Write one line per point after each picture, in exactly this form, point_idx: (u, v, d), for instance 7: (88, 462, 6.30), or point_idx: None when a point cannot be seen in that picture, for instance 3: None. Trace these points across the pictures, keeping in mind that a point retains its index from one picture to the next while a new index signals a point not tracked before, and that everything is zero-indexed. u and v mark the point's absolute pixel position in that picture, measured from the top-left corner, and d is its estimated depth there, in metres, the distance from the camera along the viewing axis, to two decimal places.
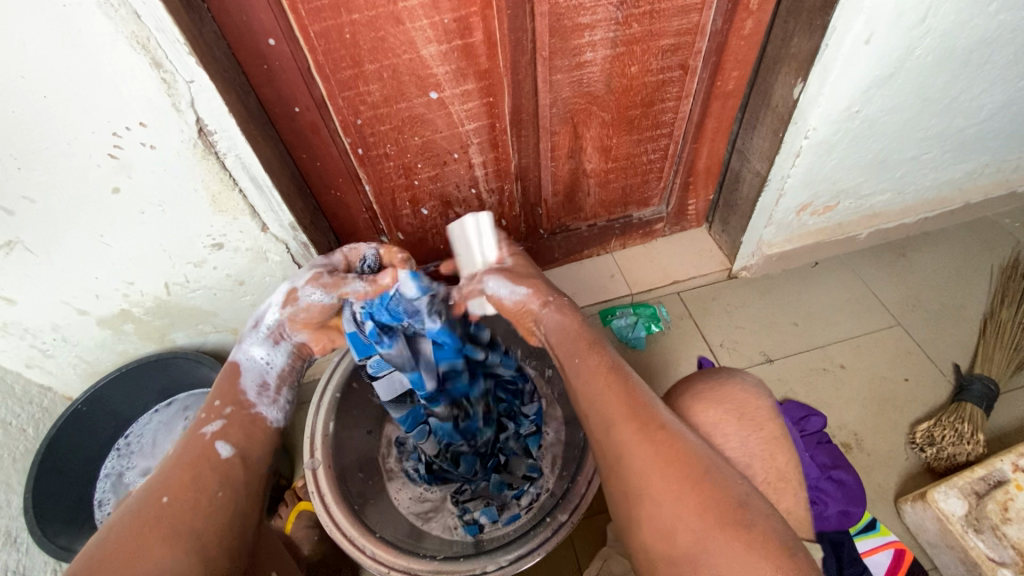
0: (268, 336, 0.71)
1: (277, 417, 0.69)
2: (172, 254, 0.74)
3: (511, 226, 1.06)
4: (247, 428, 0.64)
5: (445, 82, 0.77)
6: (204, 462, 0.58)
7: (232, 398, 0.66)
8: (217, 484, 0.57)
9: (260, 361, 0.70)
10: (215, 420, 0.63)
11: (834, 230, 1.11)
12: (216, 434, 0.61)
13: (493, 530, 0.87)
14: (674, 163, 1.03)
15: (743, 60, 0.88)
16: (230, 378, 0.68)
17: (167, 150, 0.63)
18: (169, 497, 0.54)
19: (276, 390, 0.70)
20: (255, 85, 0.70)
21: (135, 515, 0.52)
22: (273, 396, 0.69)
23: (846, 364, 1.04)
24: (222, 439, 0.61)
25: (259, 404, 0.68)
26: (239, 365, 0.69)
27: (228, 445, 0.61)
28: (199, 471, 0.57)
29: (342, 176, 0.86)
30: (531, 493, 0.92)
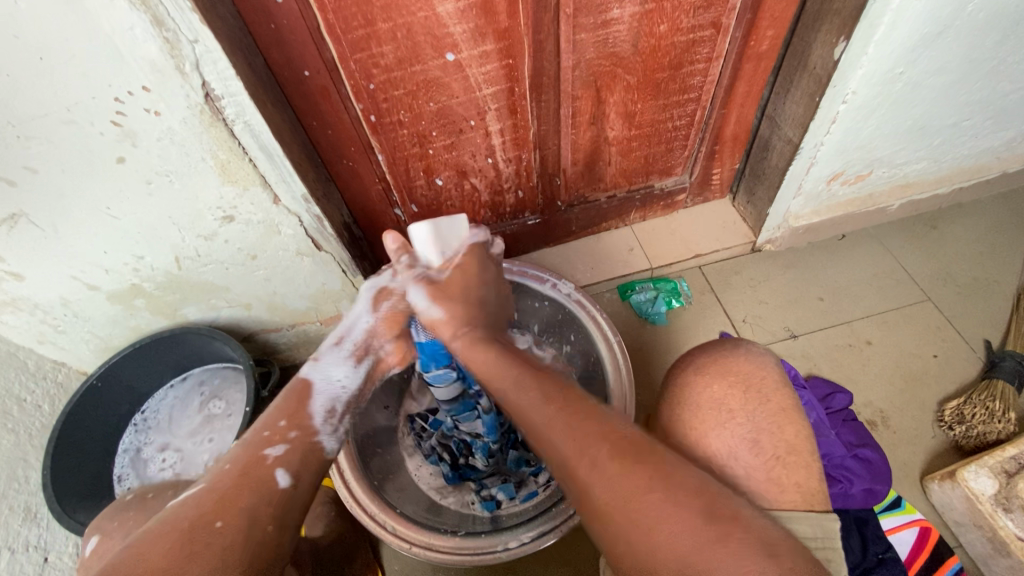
0: (348, 354, 0.73)
1: (333, 448, 0.66)
2: (182, 227, 0.71)
3: (529, 197, 1.03)
4: (304, 454, 0.61)
5: (462, 42, 0.72)
6: (259, 491, 0.54)
7: (296, 420, 0.64)
8: (268, 516, 0.53)
9: (336, 383, 0.71)
10: (278, 444, 0.60)
11: (865, 201, 1.07)
12: (278, 459, 0.58)
13: (512, 506, 0.86)
14: (700, 130, 0.98)
15: (779, 17, 0.82)
16: (298, 399, 0.66)
17: (172, 117, 0.59)
18: (221, 522, 0.51)
19: (341, 417, 0.69)
20: (263, 46, 0.66)
21: (180, 534, 0.50)
22: (336, 425, 0.68)
23: (873, 340, 1.01)
24: (282, 465, 0.57)
25: (321, 432, 0.65)
26: (311, 384, 0.69)
27: (287, 473, 0.57)
28: (250, 495, 0.53)
29: (354, 144, 0.82)
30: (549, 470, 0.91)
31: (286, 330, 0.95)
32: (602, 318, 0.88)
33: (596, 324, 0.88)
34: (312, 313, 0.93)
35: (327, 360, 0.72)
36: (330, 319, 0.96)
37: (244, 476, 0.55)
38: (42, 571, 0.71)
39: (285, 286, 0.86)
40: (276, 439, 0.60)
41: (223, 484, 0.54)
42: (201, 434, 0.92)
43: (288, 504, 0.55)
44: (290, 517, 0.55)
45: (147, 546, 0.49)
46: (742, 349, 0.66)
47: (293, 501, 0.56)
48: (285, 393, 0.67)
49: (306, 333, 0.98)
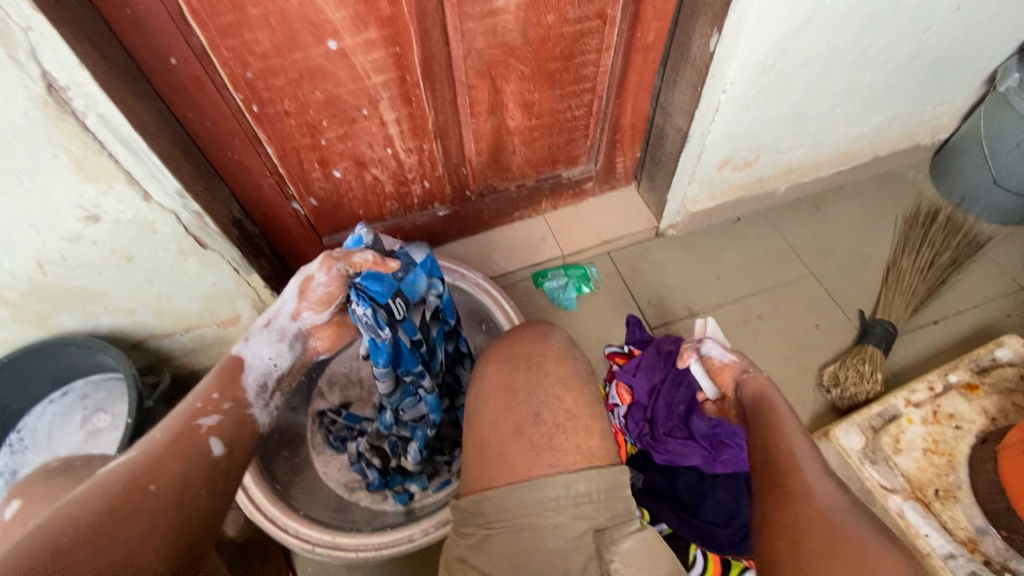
0: (277, 337, 0.66)
1: (265, 422, 0.63)
2: (39, 228, 0.66)
3: (436, 188, 1.02)
4: (238, 429, 0.57)
5: (343, 30, 0.71)
6: (192, 454, 0.52)
7: (229, 390, 0.60)
8: (204, 482, 0.51)
9: (265, 360, 0.64)
10: (212, 414, 0.56)
11: (756, 185, 1.14)
12: (212, 429, 0.55)
13: (424, 497, 0.87)
14: (600, 120, 1.01)
15: (661, 10, 0.85)
16: (231, 371, 0.61)
17: (9, 109, 0.54)
18: (155, 486, 0.48)
19: (273, 394, 0.65)
20: (117, 32, 0.61)
21: (115, 502, 0.45)
22: (269, 399, 0.64)
23: (764, 314, 1.08)
24: (216, 435, 0.54)
25: (252, 406, 0.61)
26: (243, 360, 0.63)
27: (220, 443, 0.54)
28: (187, 462, 0.51)
29: (238, 136, 0.78)
30: (462, 458, 0.91)
31: (180, 335, 0.90)
32: (508, 306, 0.89)
33: (501, 310, 0.90)
34: (207, 315, 0.89)
35: (255, 341, 0.64)
36: (228, 321, 0.92)
37: (174, 443, 0.51)
38: None
39: (171, 288, 0.81)
40: (209, 408, 0.56)
41: (155, 448, 0.51)
42: (82, 452, 0.85)
43: (227, 469, 0.54)
44: (226, 480, 0.53)
45: (73, 514, 0.44)
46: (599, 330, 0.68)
47: (234, 463, 0.55)
48: (214, 367, 0.62)
49: (203, 337, 0.93)
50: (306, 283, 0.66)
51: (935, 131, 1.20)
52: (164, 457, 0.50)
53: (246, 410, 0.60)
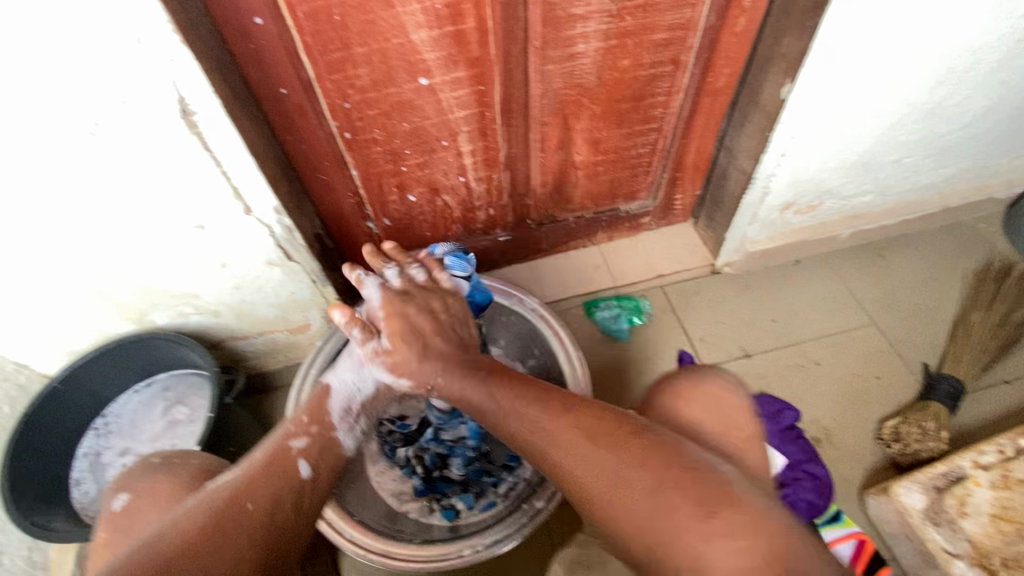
0: (360, 358, 0.69)
1: (349, 446, 0.65)
2: (152, 233, 0.73)
3: (499, 215, 1.06)
4: (323, 453, 0.61)
5: (435, 68, 0.76)
6: (283, 477, 0.56)
7: (317, 415, 0.63)
8: (291, 501, 0.56)
9: (351, 385, 0.67)
10: (300, 436, 0.60)
11: (817, 230, 1.13)
12: (301, 451, 0.59)
13: (469, 516, 0.88)
14: (663, 157, 1.04)
15: (734, 58, 0.88)
16: (319, 396, 0.65)
17: (147, 129, 0.61)
18: (250, 505, 0.53)
19: (357, 418, 0.67)
20: (240, 64, 0.68)
21: (217, 513, 0.51)
22: (353, 423, 0.66)
23: (821, 361, 1.07)
24: (304, 458, 0.59)
25: (337, 429, 0.64)
26: (329, 388, 0.66)
27: (308, 466, 0.59)
28: (280, 486, 0.55)
29: (328, 159, 0.84)
30: (509, 482, 0.90)
31: (254, 337, 0.96)
32: (564, 334, 0.92)
33: (558, 338, 0.92)
34: (281, 321, 0.95)
35: (340, 365, 0.69)
36: (299, 328, 0.98)
37: (272, 461, 0.57)
38: None
39: (255, 294, 0.87)
40: (298, 430, 0.61)
41: (255, 464, 0.57)
42: (161, 441, 0.92)
43: (312, 488, 0.58)
44: (309, 505, 0.57)
45: (181, 521, 0.50)
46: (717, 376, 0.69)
47: (318, 482, 0.59)
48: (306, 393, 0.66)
49: (273, 341, 0.99)
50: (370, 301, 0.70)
51: (1010, 185, 1.17)
52: (262, 473, 0.56)
53: (330, 433, 0.63)
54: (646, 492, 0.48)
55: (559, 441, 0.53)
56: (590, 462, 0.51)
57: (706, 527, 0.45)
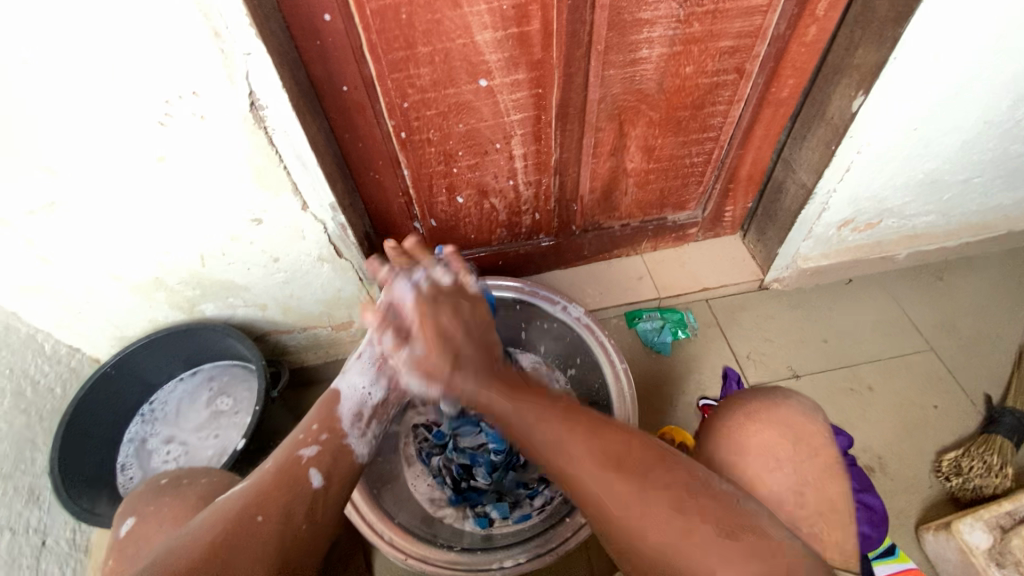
0: (370, 364, 0.71)
1: (362, 452, 0.64)
2: (211, 224, 0.73)
3: (544, 220, 1.05)
4: (337, 456, 0.60)
5: (496, 70, 0.75)
6: (296, 488, 0.54)
7: (328, 424, 0.63)
8: (303, 514, 0.52)
9: (360, 390, 0.69)
10: (311, 444, 0.59)
11: (873, 249, 1.09)
12: (311, 460, 0.57)
13: (503, 526, 0.86)
14: (716, 168, 1.01)
15: (801, 68, 0.85)
16: (329, 402, 0.66)
17: (216, 121, 0.62)
18: (262, 516, 0.50)
19: (366, 424, 0.67)
20: (306, 61, 0.68)
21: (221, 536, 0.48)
22: (364, 428, 0.66)
23: (874, 386, 1.02)
24: (316, 466, 0.57)
25: (349, 434, 0.64)
26: (338, 393, 0.68)
27: (320, 474, 0.56)
28: (292, 496, 0.53)
29: (382, 158, 0.84)
30: (545, 495, 0.89)
31: (298, 332, 0.97)
32: (609, 344, 0.89)
33: (603, 349, 0.89)
34: (325, 317, 0.95)
35: (349, 373, 0.71)
36: (341, 324, 0.98)
37: (281, 472, 0.54)
38: (39, 553, 0.74)
39: (302, 289, 0.87)
40: (309, 439, 0.59)
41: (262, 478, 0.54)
42: (205, 430, 0.93)
43: (324, 500, 0.55)
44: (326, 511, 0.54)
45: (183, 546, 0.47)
46: (782, 402, 0.66)
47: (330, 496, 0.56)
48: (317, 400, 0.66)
49: (315, 337, 0.99)
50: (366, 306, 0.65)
51: None
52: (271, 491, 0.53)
53: (343, 439, 0.62)
54: (647, 505, 0.49)
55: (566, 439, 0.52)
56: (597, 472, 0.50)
57: (719, 546, 0.46)
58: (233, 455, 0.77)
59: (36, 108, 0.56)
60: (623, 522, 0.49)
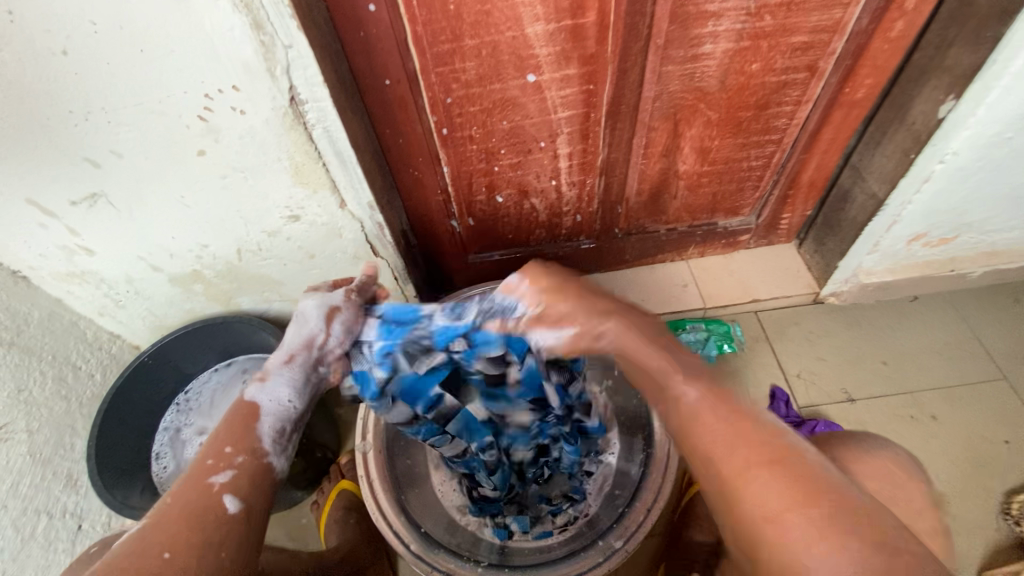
0: (299, 368, 0.57)
1: (283, 469, 0.54)
2: (248, 220, 0.72)
3: (586, 222, 1.00)
4: (257, 479, 0.51)
5: (546, 64, 0.71)
6: (207, 518, 0.47)
7: (246, 445, 0.52)
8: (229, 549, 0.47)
9: (280, 401, 0.55)
10: (224, 470, 0.50)
11: (945, 265, 1.00)
12: (227, 485, 0.49)
13: (523, 539, 0.81)
14: (776, 172, 0.94)
15: (881, 66, 0.77)
16: (242, 419, 0.53)
17: (256, 116, 0.60)
18: (170, 553, 0.45)
19: (291, 436, 0.56)
20: (349, 53, 0.65)
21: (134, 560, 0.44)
22: (286, 444, 0.55)
23: (938, 416, 0.94)
24: (232, 493, 0.49)
25: (270, 452, 0.54)
26: (258, 408, 0.54)
27: (237, 500, 0.49)
28: (202, 527, 0.46)
29: (422, 155, 0.81)
30: (568, 514, 0.84)
31: None
32: None
33: None
34: None
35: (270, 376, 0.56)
36: None
37: (181, 502, 0.48)
38: (75, 538, 0.76)
39: (337, 286, 0.86)
40: (220, 464, 0.50)
41: (168, 510, 0.48)
42: None
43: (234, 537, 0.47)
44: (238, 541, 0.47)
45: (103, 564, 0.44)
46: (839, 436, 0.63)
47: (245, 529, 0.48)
48: (225, 416, 0.54)
49: None
50: (333, 312, 0.59)
51: None
52: (177, 518, 0.47)
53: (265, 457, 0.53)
54: (847, 564, 0.37)
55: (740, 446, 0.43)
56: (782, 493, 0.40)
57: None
58: None
59: (77, 100, 0.55)
60: (797, 564, 0.38)
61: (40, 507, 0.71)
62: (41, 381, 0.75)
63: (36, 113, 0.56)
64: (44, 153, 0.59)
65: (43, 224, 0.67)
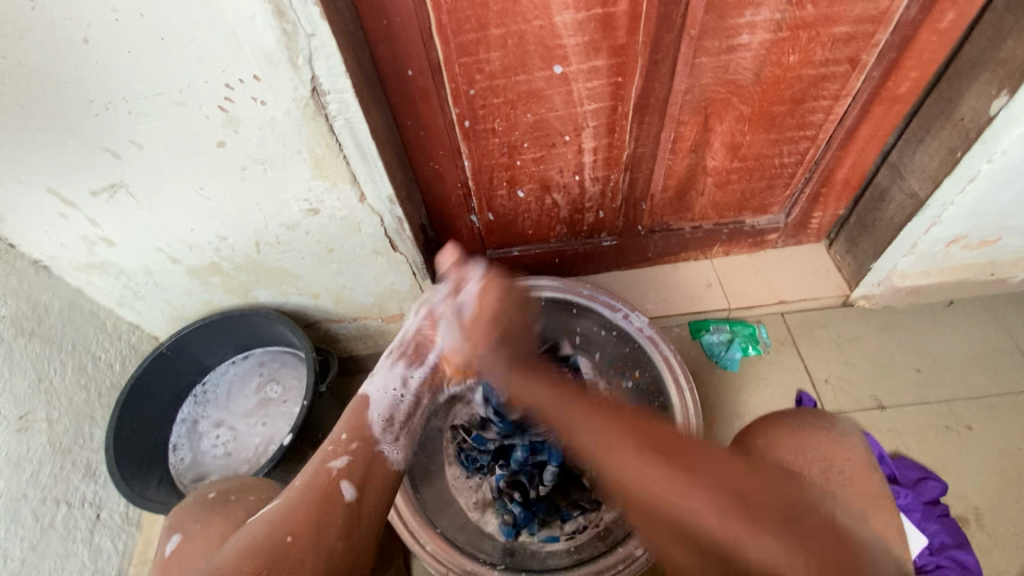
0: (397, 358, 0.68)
1: (398, 459, 0.60)
2: (268, 213, 0.71)
3: (608, 218, 0.97)
4: (369, 464, 0.57)
5: (573, 55, 0.68)
6: (327, 504, 0.52)
7: (359, 431, 0.60)
8: (338, 529, 0.51)
9: (389, 393, 0.65)
10: (341, 455, 0.56)
11: (985, 268, 0.95)
12: (342, 471, 0.55)
13: (530, 541, 0.77)
14: (809, 169, 0.90)
15: (928, 59, 0.73)
16: (356, 408, 0.62)
17: (277, 108, 0.58)
18: (292, 536, 0.49)
19: (399, 428, 0.63)
20: (372, 42, 0.63)
21: (262, 551, 0.47)
22: (395, 435, 0.62)
23: (974, 426, 0.90)
24: (348, 477, 0.54)
25: (382, 441, 0.60)
26: (367, 396, 0.64)
27: (352, 486, 0.54)
28: (324, 511, 0.51)
29: (443, 148, 0.79)
30: (579, 521, 0.78)
31: (348, 322, 0.95)
32: (675, 360, 0.80)
33: (667, 366, 0.81)
34: (377, 309, 0.92)
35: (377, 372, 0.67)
36: (392, 317, 0.94)
37: (309, 488, 0.53)
38: (93, 527, 0.76)
39: (355, 281, 0.84)
40: (339, 450, 0.57)
41: (295, 501, 0.52)
42: (254, 416, 0.93)
43: (359, 513, 0.53)
44: (367, 523, 0.53)
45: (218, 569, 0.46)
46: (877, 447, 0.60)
47: (366, 510, 0.54)
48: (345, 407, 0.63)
49: (366, 327, 0.97)
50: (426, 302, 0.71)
51: None
52: (307, 506, 0.51)
53: (375, 447, 0.59)
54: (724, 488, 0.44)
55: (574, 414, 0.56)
56: (611, 439, 0.51)
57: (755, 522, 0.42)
58: (280, 449, 0.75)
59: (97, 89, 0.54)
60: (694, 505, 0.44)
61: (59, 496, 0.71)
62: (61, 371, 0.75)
63: (57, 102, 0.55)
64: (64, 143, 0.58)
65: (63, 215, 0.66)
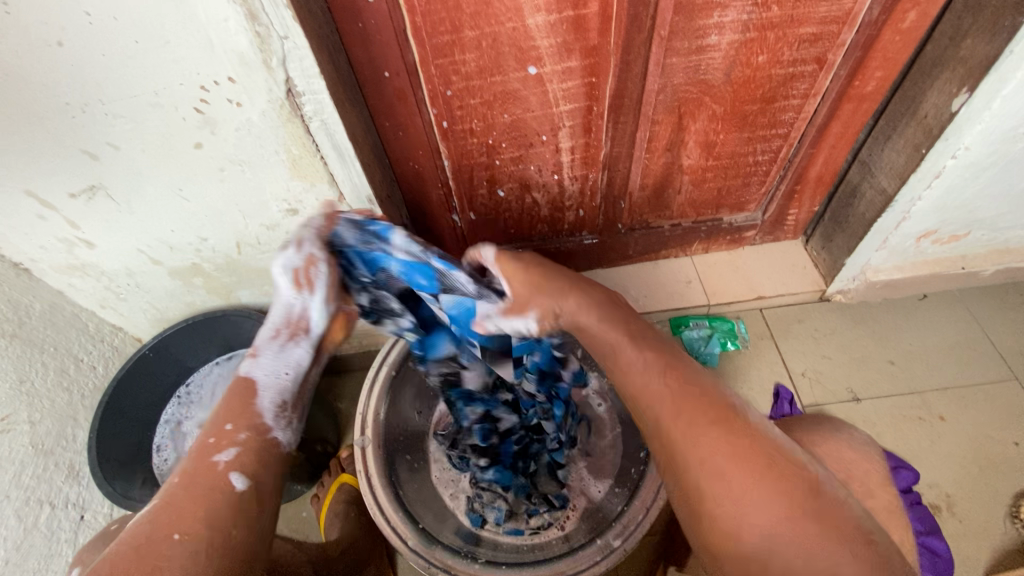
0: (280, 337, 0.60)
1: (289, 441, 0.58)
2: (247, 214, 0.72)
3: (589, 217, 0.99)
4: (261, 454, 0.54)
5: (547, 56, 0.70)
6: (216, 496, 0.50)
7: (247, 419, 0.56)
8: (229, 520, 0.49)
9: (280, 374, 0.59)
10: (228, 449, 0.53)
11: (955, 262, 0.97)
12: (231, 464, 0.52)
13: (495, 533, 0.81)
14: (783, 167, 0.92)
15: (893, 60, 0.75)
16: (241, 399, 0.57)
17: (252, 109, 0.59)
18: (179, 533, 0.47)
19: (292, 409, 0.59)
20: (347, 44, 0.65)
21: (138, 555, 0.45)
22: (290, 417, 0.59)
23: (946, 416, 0.93)
24: (238, 468, 0.52)
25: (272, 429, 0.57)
26: (254, 384, 0.58)
27: (242, 475, 0.52)
28: (206, 499, 0.49)
29: (422, 148, 0.80)
30: (543, 518, 0.83)
31: None
32: None
33: None
34: None
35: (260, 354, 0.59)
36: None
37: (194, 480, 0.50)
38: (77, 528, 0.76)
39: None
40: (225, 442, 0.54)
41: (174, 494, 0.50)
42: None
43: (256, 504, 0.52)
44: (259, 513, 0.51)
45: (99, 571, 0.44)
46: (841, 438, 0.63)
47: (259, 499, 0.52)
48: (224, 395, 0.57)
49: None
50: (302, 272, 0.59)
51: None
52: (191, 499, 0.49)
53: (269, 437, 0.56)
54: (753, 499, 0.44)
55: (670, 425, 0.48)
56: (736, 469, 0.45)
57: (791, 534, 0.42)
58: None
59: (74, 92, 0.55)
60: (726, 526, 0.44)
61: (42, 497, 0.71)
62: (43, 373, 0.75)
63: (34, 105, 0.55)
64: (42, 146, 0.59)
65: (42, 216, 0.67)
